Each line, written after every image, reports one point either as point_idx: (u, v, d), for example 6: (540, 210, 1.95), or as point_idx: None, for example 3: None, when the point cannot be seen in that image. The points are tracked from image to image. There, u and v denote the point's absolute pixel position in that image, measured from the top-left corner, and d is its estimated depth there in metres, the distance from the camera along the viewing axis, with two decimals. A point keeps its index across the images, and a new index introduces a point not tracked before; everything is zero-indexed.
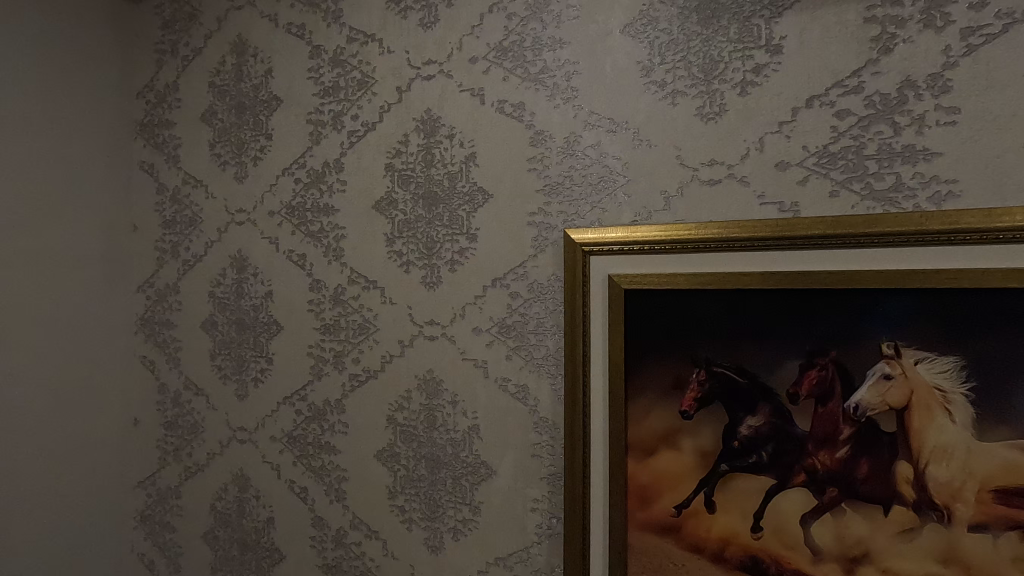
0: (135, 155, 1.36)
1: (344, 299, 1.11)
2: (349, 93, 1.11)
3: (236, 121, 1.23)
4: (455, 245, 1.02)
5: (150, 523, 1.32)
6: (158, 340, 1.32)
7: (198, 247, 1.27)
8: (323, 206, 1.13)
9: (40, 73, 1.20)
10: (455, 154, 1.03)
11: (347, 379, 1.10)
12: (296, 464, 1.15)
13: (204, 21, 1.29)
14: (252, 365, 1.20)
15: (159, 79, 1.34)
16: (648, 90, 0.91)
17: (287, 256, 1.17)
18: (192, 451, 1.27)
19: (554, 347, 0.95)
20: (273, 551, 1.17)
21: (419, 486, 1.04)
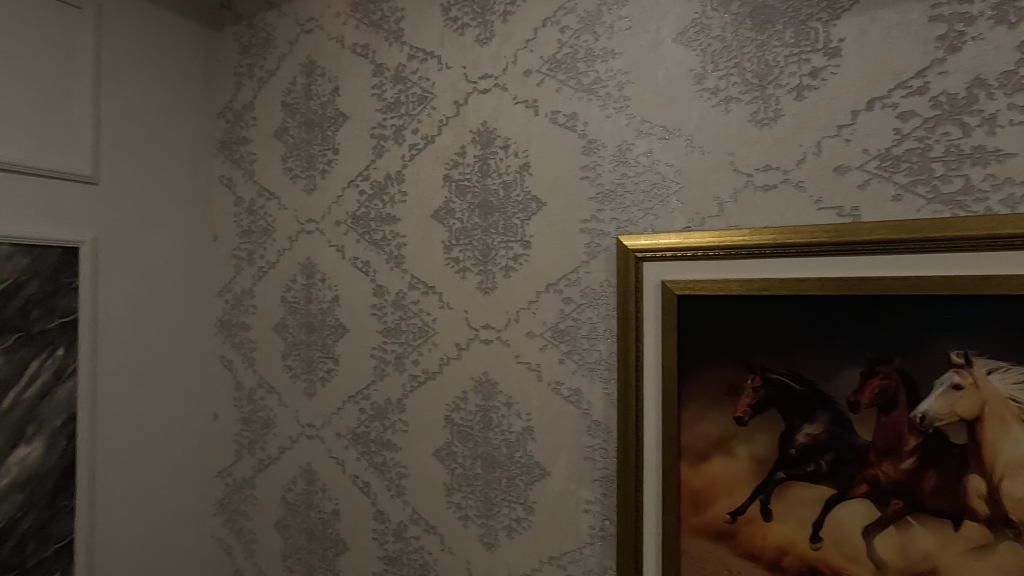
0: (215, 170, 1.48)
1: (404, 304, 1.17)
2: (410, 108, 1.17)
3: (306, 136, 1.32)
4: (509, 252, 1.06)
5: (228, 511, 1.43)
6: (235, 341, 1.43)
7: (272, 254, 1.37)
8: (385, 216, 1.20)
9: (136, 99, 1.33)
10: (510, 164, 1.06)
11: (407, 380, 1.16)
12: (360, 460, 1.21)
13: (278, 45, 1.38)
14: (320, 365, 1.28)
15: (238, 99, 1.44)
16: (700, 97, 0.92)
17: (351, 263, 1.24)
18: (265, 445, 1.37)
19: (607, 352, 0.97)
20: (338, 542, 1.24)
21: (475, 484, 1.08)
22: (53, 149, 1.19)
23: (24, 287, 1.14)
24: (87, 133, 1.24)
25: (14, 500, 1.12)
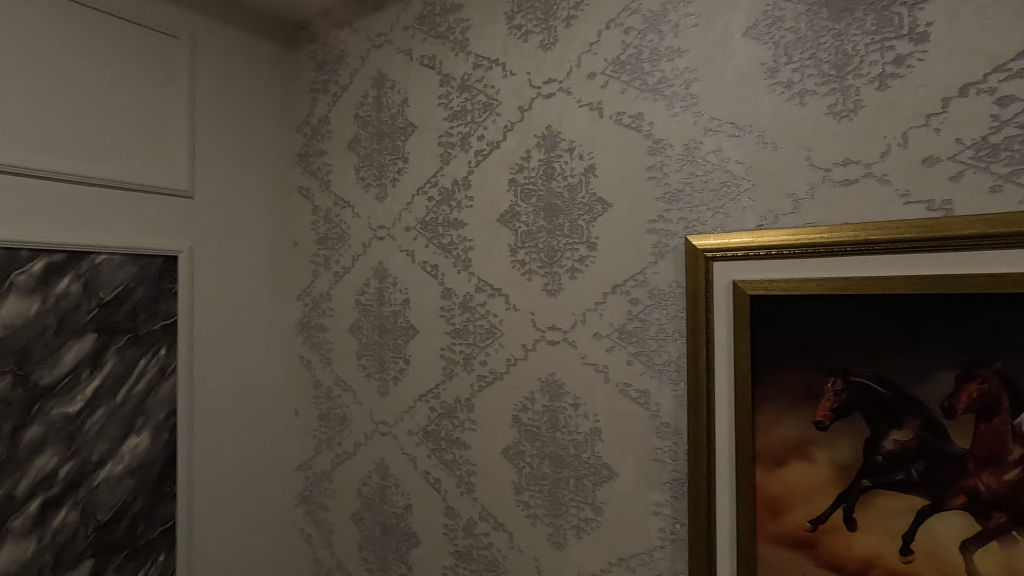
0: (294, 181, 1.57)
1: (471, 306, 1.20)
2: (475, 115, 1.21)
3: (377, 147, 1.38)
4: (575, 253, 1.07)
5: (308, 502, 1.51)
6: (314, 342, 1.51)
7: (347, 260, 1.44)
8: (452, 221, 1.24)
9: (226, 119, 1.45)
10: (575, 167, 1.07)
11: (475, 380, 1.19)
12: (431, 457, 1.26)
13: (350, 60, 1.46)
14: (392, 364, 1.34)
15: (314, 114, 1.53)
16: (772, 91, 0.89)
17: (421, 266, 1.29)
18: (341, 440, 1.44)
19: (676, 353, 0.96)
20: (411, 536, 1.29)
21: (542, 483, 1.09)
22: (154, 166, 1.31)
23: (133, 293, 1.26)
24: (183, 151, 1.36)
25: (126, 485, 1.23)
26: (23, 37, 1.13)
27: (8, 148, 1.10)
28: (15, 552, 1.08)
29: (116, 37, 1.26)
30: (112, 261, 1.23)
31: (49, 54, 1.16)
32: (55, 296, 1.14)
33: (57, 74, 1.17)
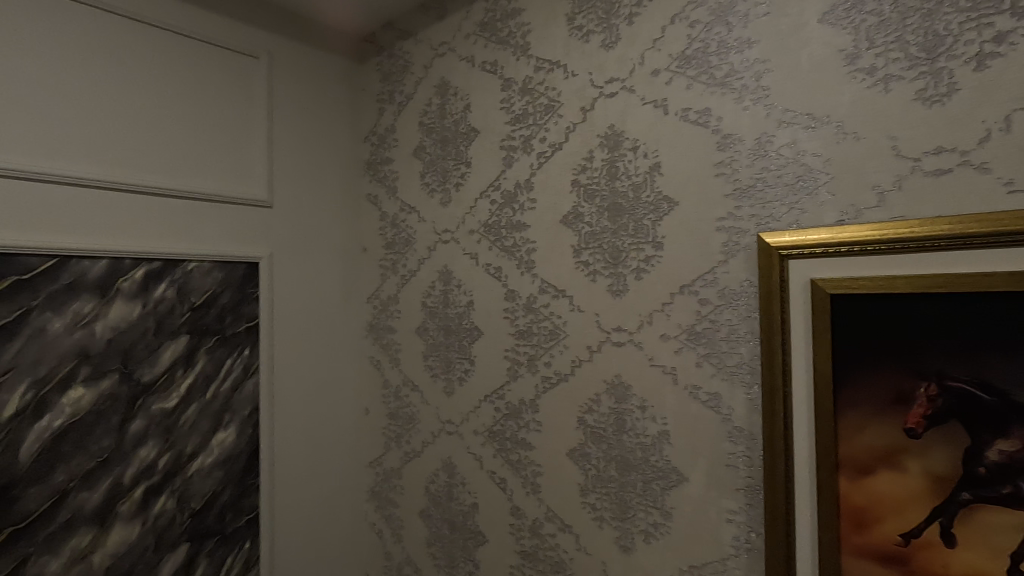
0: (362, 188, 1.64)
1: (535, 307, 1.21)
2: (537, 118, 1.21)
3: (441, 153, 1.42)
4: (640, 253, 1.05)
5: (379, 497, 1.57)
6: (383, 343, 1.57)
7: (413, 263, 1.49)
8: (515, 223, 1.25)
9: (299, 131, 1.53)
10: (640, 166, 1.05)
11: (540, 381, 1.20)
12: (496, 457, 1.27)
13: (415, 70, 1.50)
14: (457, 365, 1.37)
15: (381, 123, 1.59)
16: (853, 78, 0.84)
17: (485, 269, 1.31)
18: (410, 438, 1.49)
19: (749, 355, 0.92)
20: (477, 534, 1.31)
21: (609, 486, 1.08)
22: (236, 179, 1.40)
23: (220, 297, 1.35)
24: (262, 164, 1.45)
25: (215, 476, 1.32)
26: (124, 64, 1.23)
27: (114, 167, 1.21)
28: (123, 534, 1.18)
29: (202, 60, 1.35)
30: (201, 267, 1.33)
31: (146, 78, 1.26)
32: (153, 301, 1.25)
33: (153, 97, 1.27)
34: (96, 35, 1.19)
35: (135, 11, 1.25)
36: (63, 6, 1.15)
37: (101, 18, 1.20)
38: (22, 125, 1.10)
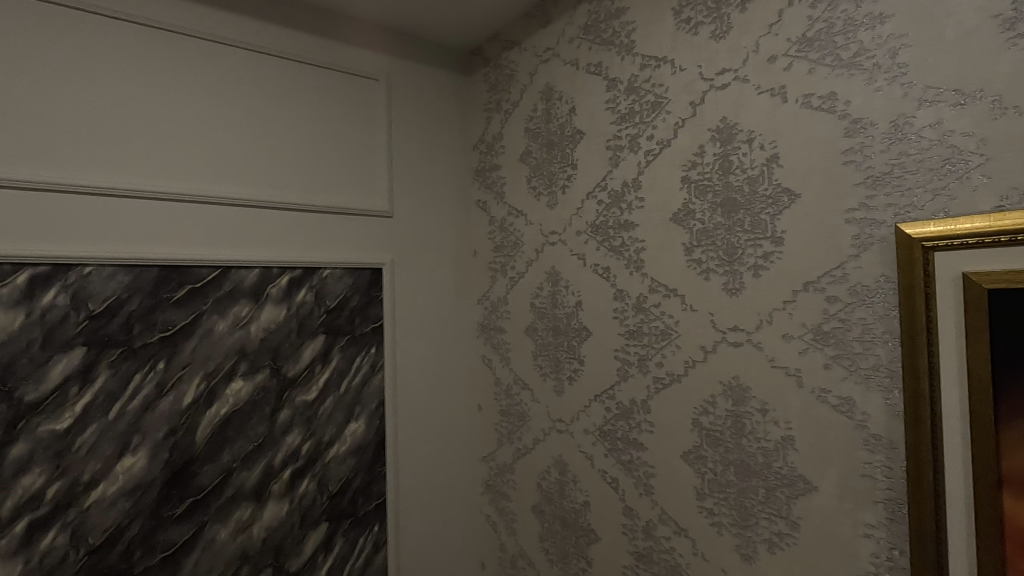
0: (472, 195, 1.72)
1: (645, 307, 1.19)
2: (644, 116, 1.20)
3: (547, 157, 1.45)
4: (758, 250, 1.01)
5: (493, 490, 1.64)
6: (494, 342, 1.64)
7: (522, 265, 1.53)
8: (623, 223, 1.25)
9: (415, 144, 1.64)
10: (756, 158, 1.01)
11: (651, 381, 1.18)
12: (607, 456, 1.28)
13: (520, 78, 1.55)
14: (567, 365, 1.39)
15: (488, 132, 1.66)
16: (1012, 45, 0.75)
17: (592, 269, 1.32)
18: (521, 435, 1.53)
19: (887, 357, 0.85)
20: (590, 532, 1.32)
21: (728, 491, 1.04)
22: (361, 192, 1.54)
23: (350, 301, 1.49)
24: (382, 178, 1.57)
25: (349, 463, 1.46)
26: (267, 96, 1.39)
27: (261, 186, 1.37)
28: (275, 510, 1.34)
29: (330, 87, 1.49)
30: (334, 274, 1.47)
31: (285, 107, 1.42)
32: (296, 304, 1.40)
33: (291, 123, 1.43)
34: (245, 72, 1.36)
35: (275, 49, 1.41)
36: (220, 50, 1.33)
37: (249, 57, 1.37)
38: (191, 154, 1.28)
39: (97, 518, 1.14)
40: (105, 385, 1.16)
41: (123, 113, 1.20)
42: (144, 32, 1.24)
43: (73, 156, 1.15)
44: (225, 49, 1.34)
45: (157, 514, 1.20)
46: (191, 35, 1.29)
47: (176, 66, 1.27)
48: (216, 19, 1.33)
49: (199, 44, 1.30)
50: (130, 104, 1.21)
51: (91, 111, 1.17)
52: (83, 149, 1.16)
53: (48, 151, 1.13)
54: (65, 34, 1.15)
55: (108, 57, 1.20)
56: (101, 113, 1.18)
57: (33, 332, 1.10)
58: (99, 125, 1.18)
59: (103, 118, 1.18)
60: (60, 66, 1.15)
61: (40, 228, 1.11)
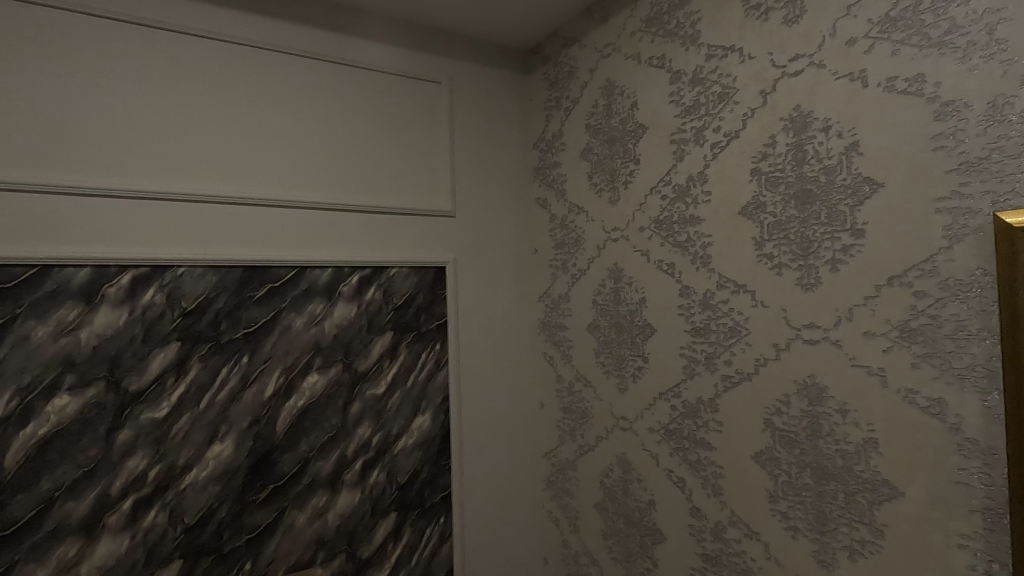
0: (532, 193, 1.73)
1: (713, 304, 1.17)
2: (710, 108, 1.17)
3: (609, 153, 1.44)
4: (836, 243, 0.96)
5: (555, 487, 1.65)
6: (555, 340, 1.64)
7: (583, 262, 1.53)
8: (689, 217, 1.22)
9: (476, 144, 1.67)
10: (833, 147, 0.96)
11: (719, 380, 1.15)
12: (673, 455, 1.26)
13: (581, 74, 1.55)
14: (630, 362, 1.38)
15: (549, 130, 1.67)
16: None
17: (657, 265, 1.30)
18: (584, 432, 1.53)
19: (984, 355, 0.79)
20: (656, 531, 1.31)
21: (803, 494, 1.00)
22: (424, 193, 1.58)
23: (416, 299, 1.54)
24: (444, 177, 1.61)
25: (416, 455, 1.51)
26: (334, 102, 1.45)
27: (330, 189, 1.44)
28: (348, 498, 1.41)
29: (393, 90, 1.54)
30: (401, 273, 1.52)
31: (351, 112, 1.48)
32: (366, 302, 1.46)
33: (360, 129, 1.49)
34: (314, 80, 1.43)
35: (340, 57, 1.47)
36: (291, 61, 1.40)
37: (317, 66, 1.44)
38: (266, 160, 1.36)
39: (192, 499, 1.24)
40: (197, 377, 1.26)
41: (204, 124, 1.29)
42: (221, 47, 1.32)
43: (162, 166, 1.24)
44: (295, 60, 1.41)
45: (243, 499, 1.29)
46: (263, 48, 1.36)
47: (250, 78, 1.35)
48: (286, 31, 1.40)
49: (271, 56, 1.38)
50: (210, 115, 1.30)
51: (176, 123, 1.26)
52: (170, 159, 1.25)
53: (140, 162, 1.22)
54: (152, 53, 1.24)
55: (190, 73, 1.28)
56: (185, 125, 1.27)
57: (135, 328, 1.20)
58: (183, 136, 1.26)
59: (186, 129, 1.27)
60: (148, 84, 1.23)
61: (138, 235, 1.21)
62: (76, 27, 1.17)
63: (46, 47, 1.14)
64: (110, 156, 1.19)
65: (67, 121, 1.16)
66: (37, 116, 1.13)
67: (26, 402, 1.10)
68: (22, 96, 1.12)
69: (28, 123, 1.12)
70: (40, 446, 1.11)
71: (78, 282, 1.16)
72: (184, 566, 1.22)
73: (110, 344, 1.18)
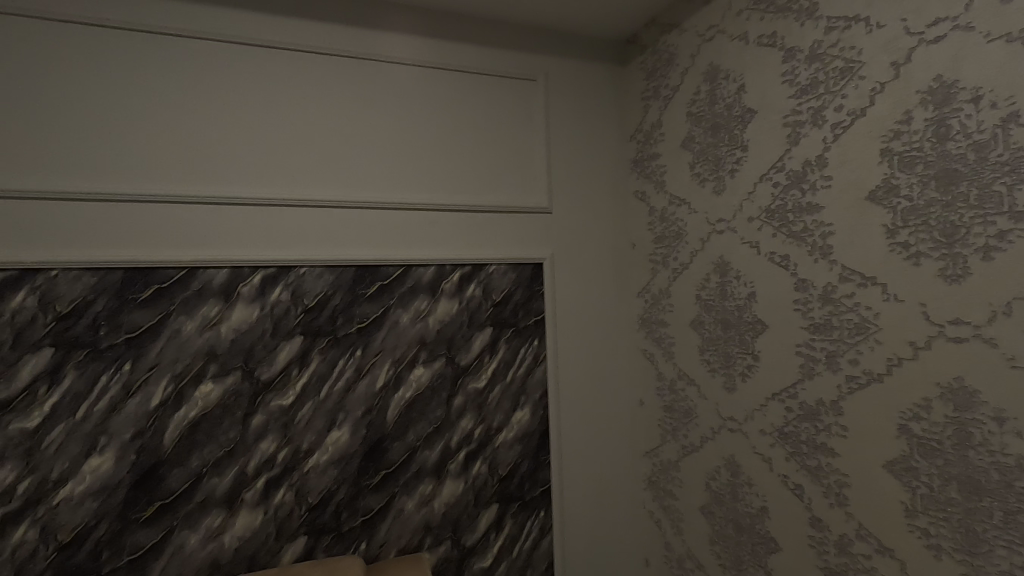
0: (630, 186, 1.70)
1: (834, 298, 1.07)
2: (831, 85, 1.08)
3: (712, 140, 1.37)
4: (989, 229, 0.85)
5: (656, 487, 1.60)
6: (655, 336, 1.60)
7: (685, 255, 1.47)
8: (805, 205, 1.13)
9: (572, 140, 1.66)
10: (985, 119, 0.85)
11: (843, 381, 1.06)
12: (789, 460, 1.18)
13: (680, 60, 1.49)
14: (739, 360, 1.31)
15: (646, 120, 1.62)
16: None
17: (768, 258, 1.22)
18: (687, 432, 1.48)
19: None
20: (769, 540, 1.23)
21: (948, 510, 0.90)
22: (518, 190, 1.59)
23: (514, 295, 1.56)
24: (532, 172, 1.61)
25: (516, 449, 1.53)
26: (418, 103, 1.49)
27: (422, 188, 1.49)
28: (453, 487, 1.46)
29: (479, 88, 1.56)
30: (499, 270, 1.55)
31: (435, 111, 1.51)
32: (466, 298, 1.51)
33: (461, 131, 1.53)
34: (397, 83, 1.47)
35: (430, 60, 1.51)
36: (384, 68, 1.46)
37: (403, 70, 1.48)
38: (368, 164, 1.44)
39: (314, 481, 1.34)
40: (317, 368, 1.36)
41: (298, 132, 1.37)
42: (309, 59, 1.39)
43: (261, 174, 1.34)
44: (382, 65, 1.46)
45: (358, 483, 1.38)
46: (347, 56, 1.42)
47: (337, 86, 1.41)
48: (370, 38, 1.45)
49: (359, 63, 1.44)
50: (322, 126, 1.39)
51: (290, 135, 1.36)
52: (268, 167, 1.34)
53: (260, 172, 1.34)
54: (247, 70, 1.34)
55: (304, 87, 1.38)
56: (280, 134, 1.36)
57: (265, 323, 1.32)
58: (278, 145, 1.35)
59: (281, 138, 1.36)
60: (259, 100, 1.34)
61: (255, 238, 1.33)
62: (182, 52, 1.29)
63: (175, 73, 1.28)
64: (217, 167, 1.30)
65: (189, 139, 1.28)
66: (163, 136, 1.26)
67: (179, 388, 1.25)
68: (141, 119, 1.25)
69: (146, 143, 1.25)
70: (190, 427, 1.25)
71: (219, 282, 1.29)
72: (308, 541, 1.33)
73: (245, 337, 1.31)
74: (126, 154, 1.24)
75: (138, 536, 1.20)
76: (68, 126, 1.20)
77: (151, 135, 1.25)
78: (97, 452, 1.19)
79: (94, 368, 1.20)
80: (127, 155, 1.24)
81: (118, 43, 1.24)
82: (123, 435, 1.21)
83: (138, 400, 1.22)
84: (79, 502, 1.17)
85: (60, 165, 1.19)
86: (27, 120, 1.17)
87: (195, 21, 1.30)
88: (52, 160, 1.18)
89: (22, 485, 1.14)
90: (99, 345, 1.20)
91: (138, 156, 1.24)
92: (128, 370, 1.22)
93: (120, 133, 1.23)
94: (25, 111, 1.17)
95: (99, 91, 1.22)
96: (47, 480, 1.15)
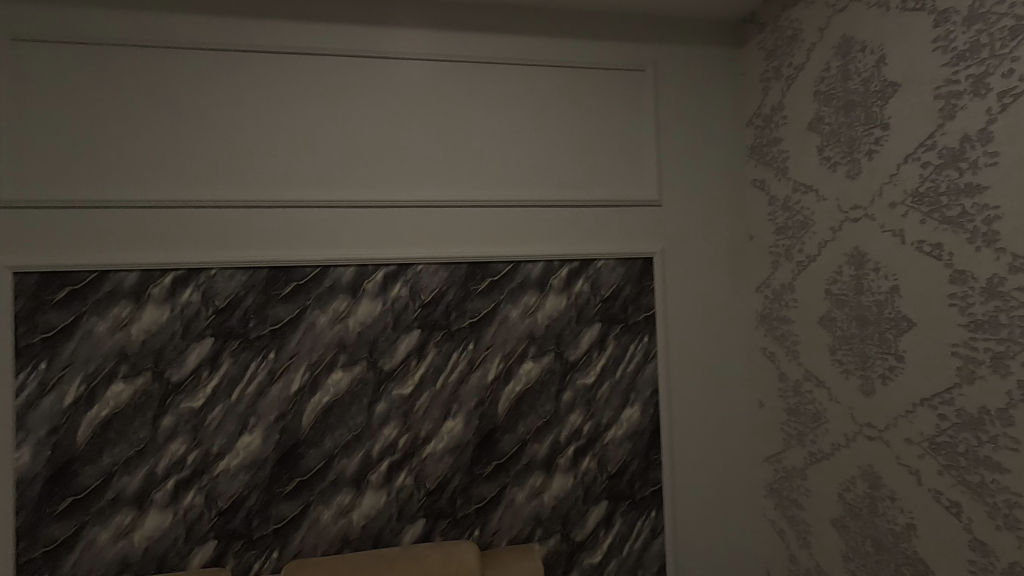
0: (747, 175, 1.60)
1: (1002, 291, 0.94)
2: (998, 47, 0.95)
3: (845, 120, 1.25)
4: None
5: (778, 495, 1.50)
6: (777, 334, 1.50)
7: (812, 247, 1.36)
8: (964, 186, 1.00)
9: (683, 128, 1.60)
10: None
11: (1014, 387, 0.93)
12: (943, 474, 1.05)
13: (807, 35, 1.38)
14: (878, 361, 1.18)
15: (766, 104, 1.52)
16: None
17: (915, 247, 1.09)
18: (816, 438, 1.37)
19: None
20: (916, 561, 1.11)
21: None
22: (615, 183, 1.56)
23: (623, 290, 1.54)
24: (617, 164, 1.56)
25: (626, 447, 1.51)
26: (522, 101, 1.51)
27: (511, 185, 1.50)
28: (562, 482, 1.47)
29: (577, 83, 1.54)
30: (608, 265, 1.54)
31: (504, 106, 1.50)
32: (575, 293, 1.51)
33: (569, 127, 1.53)
34: (503, 84, 1.50)
35: (537, 57, 1.52)
36: (481, 69, 1.49)
37: (509, 68, 1.51)
38: (480, 164, 1.48)
39: (432, 467, 1.42)
40: (433, 360, 1.43)
41: (383, 137, 1.43)
42: (387, 65, 1.44)
43: (380, 178, 1.43)
44: (475, 66, 1.49)
45: (472, 471, 1.43)
46: (434, 60, 1.46)
47: (409, 89, 1.45)
48: (469, 40, 1.49)
49: (456, 65, 1.48)
50: (438, 129, 1.46)
51: (408, 139, 1.44)
52: (386, 172, 1.43)
53: (382, 176, 1.43)
54: (317, 82, 1.41)
55: (421, 93, 1.45)
56: (400, 139, 1.44)
57: (387, 317, 1.42)
58: (358, 151, 1.42)
59: (361, 145, 1.42)
60: (381, 108, 1.43)
61: (376, 239, 1.42)
62: (273, 71, 1.39)
63: (310, 89, 1.40)
64: (323, 177, 1.40)
65: (322, 149, 1.40)
66: (301, 146, 1.39)
67: (314, 375, 1.38)
68: (282, 133, 1.38)
69: (238, 159, 1.36)
70: (323, 411, 1.37)
71: (347, 279, 1.40)
72: (426, 524, 1.41)
73: (369, 330, 1.41)
74: (245, 169, 1.37)
75: (282, 508, 1.34)
76: (219, 144, 1.36)
77: (242, 151, 1.37)
78: (248, 431, 1.34)
79: (245, 356, 1.35)
80: (217, 172, 1.35)
81: (240, 67, 1.37)
82: (269, 415, 1.35)
83: (281, 384, 1.36)
84: (235, 474, 1.33)
85: (197, 181, 1.34)
86: (161, 144, 1.33)
87: (290, 38, 1.40)
88: (183, 178, 1.34)
89: (190, 456, 1.32)
90: (249, 335, 1.35)
91: (226, 172, 1.36)
92: (272, 358, 1.36)
93: (211, 152, 1.35)
94: (167, 134, 1.33)
95: (204, 114, 1.35)
96: (209, 453, 1.32)
